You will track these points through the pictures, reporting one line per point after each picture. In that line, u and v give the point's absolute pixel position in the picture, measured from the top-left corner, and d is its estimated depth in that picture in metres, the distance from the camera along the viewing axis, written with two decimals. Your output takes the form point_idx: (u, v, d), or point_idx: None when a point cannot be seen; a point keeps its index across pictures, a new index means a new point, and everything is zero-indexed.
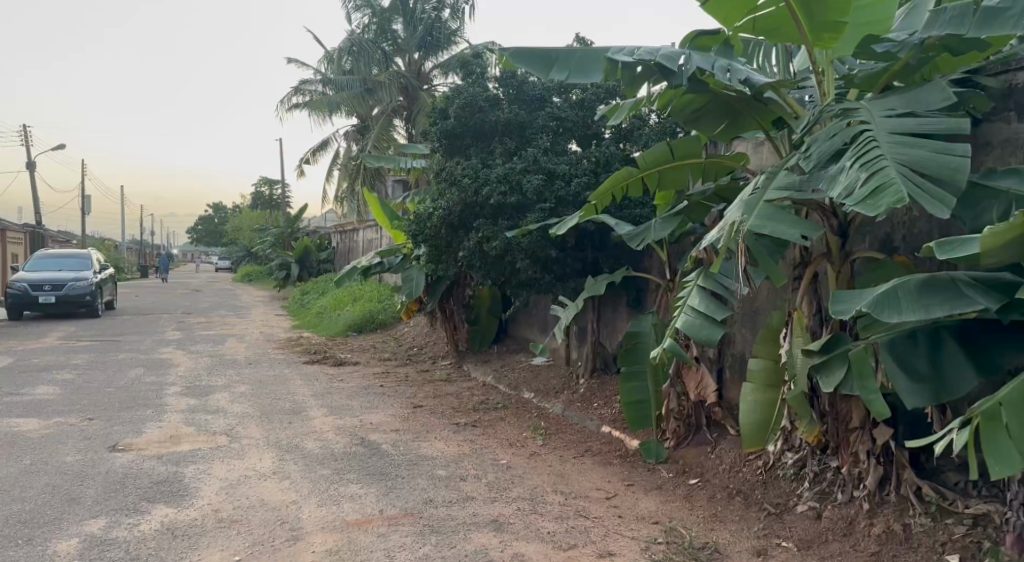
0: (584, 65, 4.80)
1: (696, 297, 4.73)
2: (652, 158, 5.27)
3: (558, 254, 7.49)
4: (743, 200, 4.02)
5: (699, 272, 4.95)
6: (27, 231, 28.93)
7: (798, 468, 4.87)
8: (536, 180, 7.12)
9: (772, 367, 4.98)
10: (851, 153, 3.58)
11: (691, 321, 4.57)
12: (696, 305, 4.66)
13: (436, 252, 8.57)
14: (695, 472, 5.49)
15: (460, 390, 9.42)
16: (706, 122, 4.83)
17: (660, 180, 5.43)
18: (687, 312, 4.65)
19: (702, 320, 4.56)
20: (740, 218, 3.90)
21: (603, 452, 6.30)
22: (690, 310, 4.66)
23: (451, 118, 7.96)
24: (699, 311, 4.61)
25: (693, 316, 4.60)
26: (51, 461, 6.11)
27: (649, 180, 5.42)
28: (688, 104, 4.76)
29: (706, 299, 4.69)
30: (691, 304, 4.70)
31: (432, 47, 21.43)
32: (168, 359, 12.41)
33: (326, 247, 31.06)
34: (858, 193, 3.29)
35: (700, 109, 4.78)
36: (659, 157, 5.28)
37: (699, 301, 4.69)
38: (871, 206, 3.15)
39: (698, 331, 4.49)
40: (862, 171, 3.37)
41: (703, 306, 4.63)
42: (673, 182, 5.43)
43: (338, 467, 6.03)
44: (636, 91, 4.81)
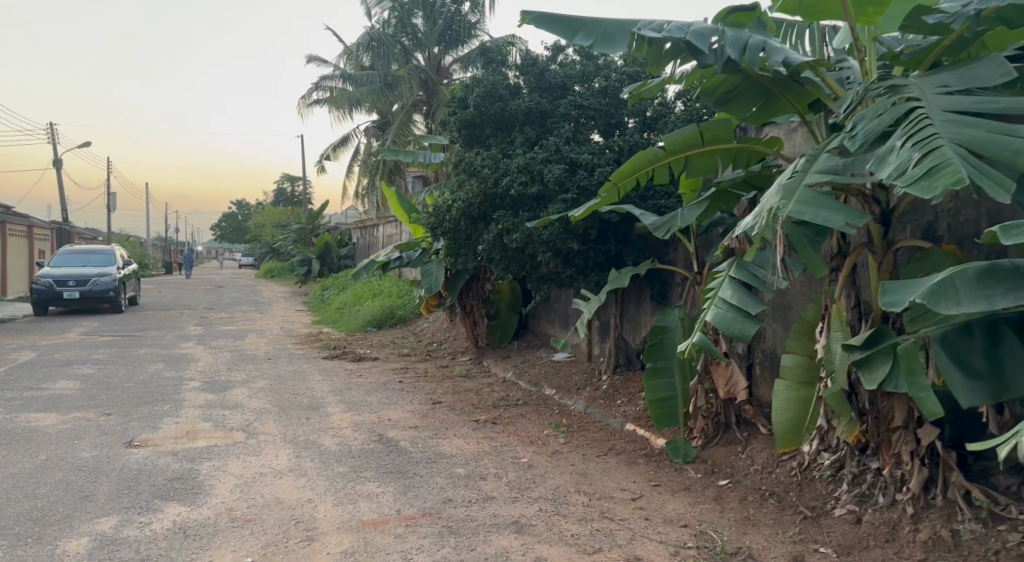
0: (610, 36, 4.55)
1: (727, 289, 4.51)
2: (679, 143, 5.02)
3: (580, 247, 7.29)
4: (781, 184, 3.79)
5: (731, 262, 4.73)
6: (53, 228, 29.26)
7: (835, 470, 4.63)
8: (558, 169, 6.90)
9: (807, 364, 4.81)
10: (901, 132, 3.35)
11: (723, 314, 4.35)
12: (727, 297, 4.44)
13: (455, 245, 8.39)
14: (725, 473, 5.26)
15: (479, 386, 9.26)
16: (736, 105, 4.59)
17: (688, 167, 5.19)
18: (718, 305, 4.43)
19: (734, 313, 4.34)
20: (779, 204, 3.67)
21: (628, 450, 6.09)
22: (721, 302, 4.44)
23: (471, 107, 7.79)
24: (731, 304, 4.39)
25: (724, 308, 4.38)
26: (67, 457, 6.02)
27: (676, 166, 5.19)
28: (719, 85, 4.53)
29: (739, 290, 4.46)
30: (722, 296, 4.48)
31: (453, 41, 21.27)
32: (188, 354, 12.38)
33: (347, 243, 31.07)
34: (911, 174, 3.06)
35: (731, 91, 4.54)
36: (687, 142, 5.03)
37: (731, 293, 4.47)
38: (926, 188, 2.92)
39: (731, 325, 4.26)
40: (916, 150, 3.14)
41: (735, 299, 4.40)
42: (702, 169, 5.19)
43: (356, 464, 5.88)
44: (662, 68, 4.56)
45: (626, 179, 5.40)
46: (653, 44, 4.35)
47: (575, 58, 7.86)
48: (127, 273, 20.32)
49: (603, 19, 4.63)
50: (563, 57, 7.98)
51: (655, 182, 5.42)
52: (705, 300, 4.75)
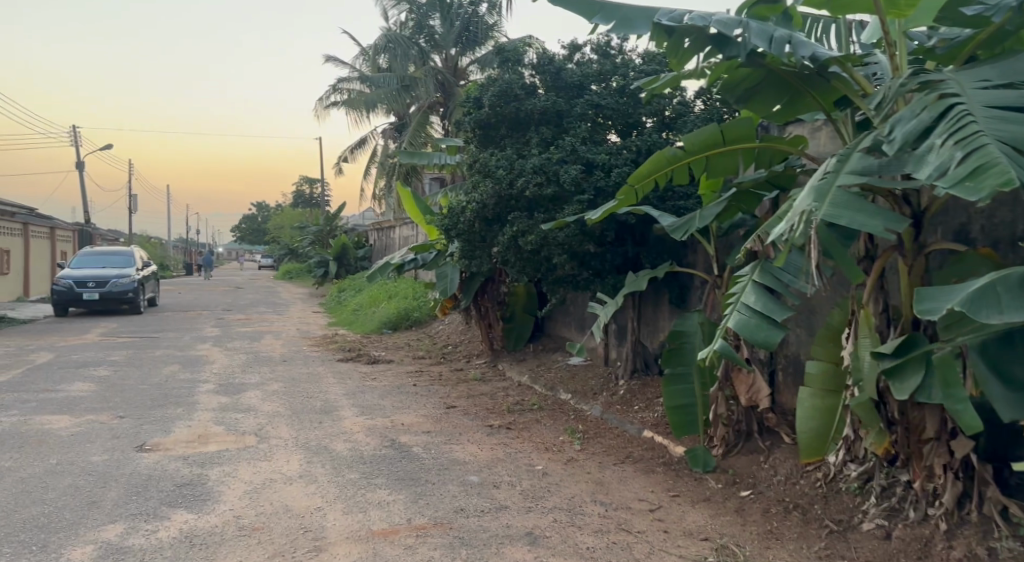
0: (630, 21, 4.35)
1: (750, 294, 4.34)
2: (700, 142, 4.86)
3: (596, 249, 7.12)
4: (812, 186, 3.61)
5: (754, 265, 4.55)
6: (76, 230, 29.61)
7: (863, 482, 4.44)
8: (575, 170, 6.74)
9: (833, 371, 4.60)
10: (942, 130, 3.17)
11: (746, 320, 4.18)
12: (751, 303, 4.27)
13: (470, 247, 8.26)
14: (746, 483, 5.09)
15: (494, 390, 9.12)
16: (760, 102, 4.42)
17: (709, 167, 5.03)
18: (741, 311, 4.26)
19: (757, 320, 4.17)
20: (810, 206, 3.49)
21: (645, 458, 5.93)
22: (744, 308, 4.26)
23: (486, 107, 7.67)
24: (754, 309, 4.22)
25: (747, 314, 4.21)
26: (77, 461, 5.97)
27: (697, 165, 5.02)
28: (742, 81, 4.36)
29: (762, 296, 4.29)
30: (745, 301, 4.31)
31: (470, 42, 21.20)
32: (203, 356, 12.36)
33: (364, 244, 31.09)
34: (954, 174, 2.88)
35: (756, 86, 4.36)
36: (708, 140, 4.86)
37: (754, 298, 4.30)
38: (971, 189, 2.75)
39: (755, 332, 4.09)
40: (959, 149, 2.97)
41: (758, 304, 4.24)
42: (724, 168, 5.02)
43: (367, 471, 5.77)
44: (682, 61, 4.39)
45: (645, 179, 5.24)
46: (673, 36, 4.19)
47: (592, 57, 7.71)
48: (146, 275, 20.44)
49: (622, 4, 4.45)
50: (579, 56, 7.83)
51: (674, 182, 5.26)
52: (727, 305, 4.58)
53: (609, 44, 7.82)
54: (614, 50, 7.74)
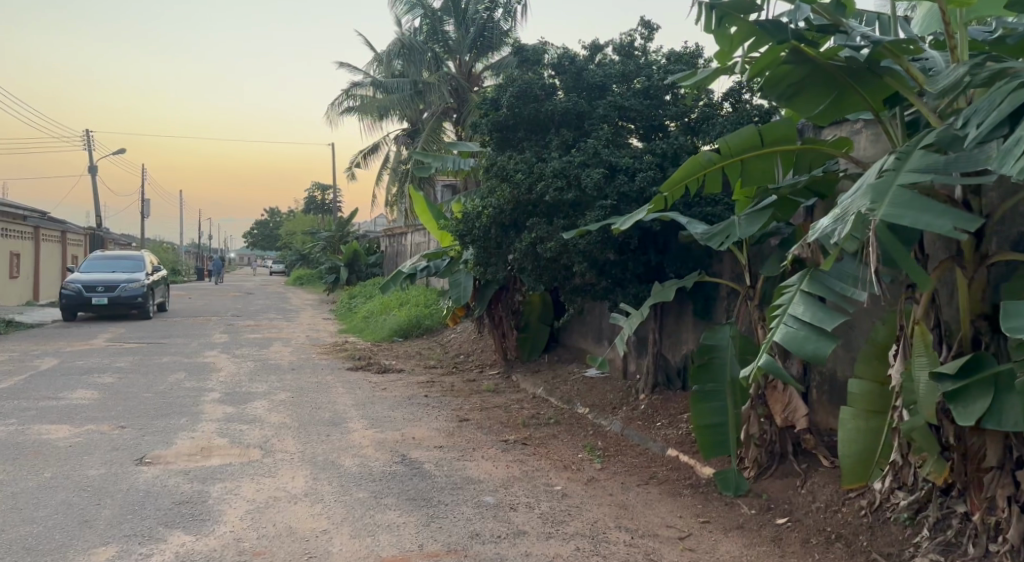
0: None
1: (798, 304, 4.02)
2: (736, 143, 4.57)
3: (617, 258, 6.81)
4: (869, 185, 3.33)
5: (803, 274, 4.22)
6: (89, 235, 29.61)
7: (913, 512, 4.07)
8: (597, 173, 6.40)
9: (878, 392, 4.37)
10: None
11: (794, 332, 3.86)
12: (799, 313, 3.96)
13: (485, 254, 7.97)
14: (782, 510, 4.75)
15: (508, 403, 8.80)
16: (802, 101, 4.12)
17: (744, 173, 4.72)
18: (788, 322, 3.95)
19: (806, 331, 3.85)
20: (868, 205, 3.21)
21: (671, 479, 5.59)
22: (791, 319, 3.95)
23: (504, 108, 7.39)
24: (802, 320, 3.90)
25: (795, 326, 3.89)
26: (73, 475, 5.70)
27: (732, 170, 4.72)
28: (783, 78, 4.06)
29: (811, 305, 3.97)
30: (792, 312, 3.99)
31: (484, 47, 20.90)
32: (211, 363, 12.09)
33: (376, 251, 30.84)
34: None
35: (798, 84, 4.06)
36: (744, 142, 4.58)
37: (802, 308, 3.98)
38: None
39: (801, 345, 3.78)
40: None
41: (807, 314, 3.92)
42: (760, 174, 4.71)
43: (376, 489, 5.46)
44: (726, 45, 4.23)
45: (675, 184, 4.95)
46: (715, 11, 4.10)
47: (615, 58, 7.45)
48: (156, 280, 20.27)
49: None
50: (601, 57, 7.57)
51: (706, 189, 4.96)
52: (773, 316, 4.26)
53: (632, 45, 7.56)
54: (637, 52, 7.49)
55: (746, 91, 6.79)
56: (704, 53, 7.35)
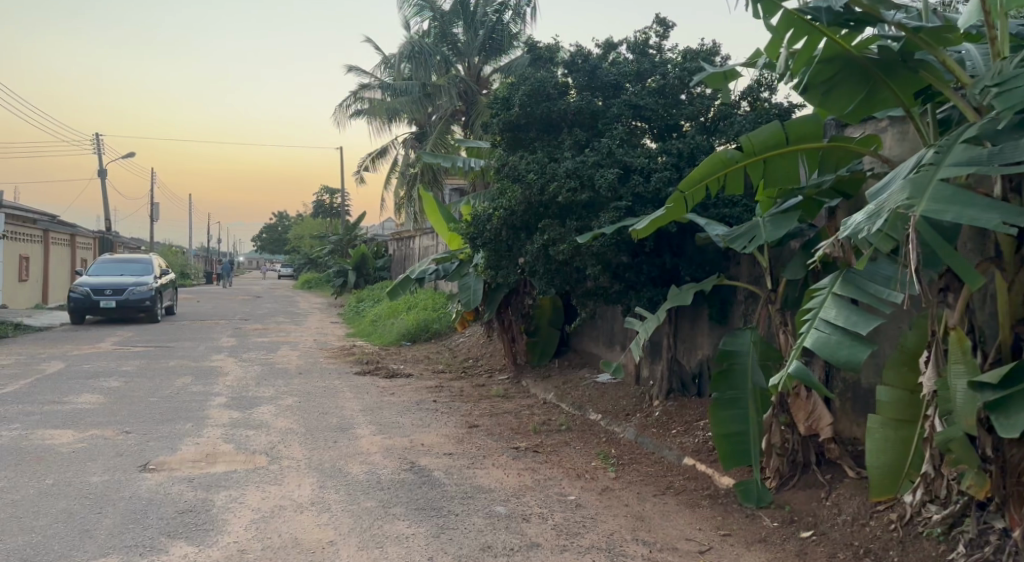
0: None
1: (831, 307, 3.90)
2: (762, 142, 4.42)
3: (630, 260, 6.65)
4: (907, 181, 3.29)
5: (834, 277, 4.10)
6: (98, 237, 29.67)
7: (947, 527, 3.89)
8: (611, 174, 6.25)
9: (906, 400, 4.20)
10: None
11: (826, 337, 3.74)
12: (831, 317, 3.84)
13: (495, 257, 7.81)
14: (806, 523, 4.57)
15: (519, 409, 8.63)
16: (836, 97, 4.10)
17: (768, 173, 4.59)
18: (820, 327, 3.83)
19: (839, 336, 3.73)
20: (907, 202, 3.18)
21: (688, 490, 5.42)
22: (823, 324, 3.83)
23: (515, 107, 7.24)
24: (835, 324, 3.78)
25: (827, 331, 3.78)
26: (75, 482, 5.56)
27: (756, 170, 4.57)
28: (819, 72, 4.05)
29: (844, 309, 3.84)
30: (824, 316, 3.88)
31: (494, 50, 20.78)
32: (217, 367, 11.96)
33: (383, 254, 30.74)
34: None
35: (833, 78, 4.05)
36: (769, 141, 4.44)
37: (835, 312, 3.86)
38: None
39: (835, 350, 3.66)
40: None
41: (840, 318, 3.80)
42: (784, 174, 4.58)
43: (384, 498, 5.30)
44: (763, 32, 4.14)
45: (695, 185, 4.78)
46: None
47: (629, 56, 7.32)
48: (164, 283, 20.21)
49: None
50: (615, 55, 7.44)
51: (728, 190, 4.80)
52: (803, 322, 4.14)
53: (647, 43, 7.43)
54: (652, 51, 7.37)
55: (765, 89, 6.64)
56: (720, 51, 7.20)
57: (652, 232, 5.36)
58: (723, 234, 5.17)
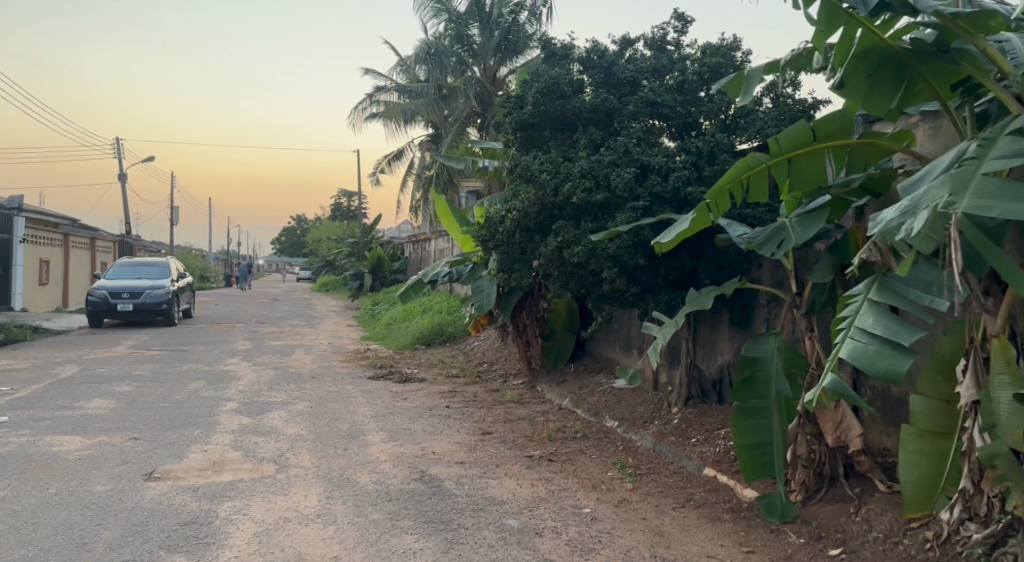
0: None
1: (868, 315, 3.68)
2: (789, 141, 4.26)
3: (647, 263, 6.44)
4: (948, 176, 3.07)
5: (870, 282, 3.88)
6: (118, 240, 29.88)
7: (988, 548, 3.58)
8: (628, 174, 6.04)
9: (943, 410, 3.95)
10: None
11: (863, 347, 3.53)
12: (868, 326, 3.62)
13: (508, 259, 7.62)
14: (835, 539, 4.33)
15: (533, 415, 8.42)
16: (877, 94, 3.98)
17: (794, 175, 4.41)
18: (856, 336, 3.61)
19: (877, 346, 3.51)
20: (948, 196, 2.96)
21: (709, 502, 5.20)
22: (859, 333, 3.61)
23: (529, 106, 7.05)
24: (873, 334, 3.56)
25: (864, 340, 3.56)
26: (78, 492, 5.43)
27: (783, 171, 4.39)
28: (859, 68, 3.95)
29: (882, 317, 3.62)
30: (861, 324, 3.65)
31: (510, 51, 20.61)
32: (230, 372, 11.86)
33: (399, 257, 30.67)
34: None
35: (872, 75, 3.95)
36: (796, 140, 4.28)
37: (872, 320, 3.63)
38: None
39: (874, 361, 3.44)
40: None
41: (878, 327, 3.57)
42: (811, 175, 4.41)
43: (392, 510, 5.11)
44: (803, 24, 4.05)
45: (719, 190, 4.58)
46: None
47: (646, 52, 7.12)
48: (180, 286, 20.22)
49: None
50: (632, 52, 7.24)
51: (752, 193, 4.60)
52: (837, 331, 3.92)
53: (665, 39, 7.22)
54: (670, 47, 7.16)
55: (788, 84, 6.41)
56: (741, 46, 6.97)
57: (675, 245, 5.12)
58: (746, 236, 4.96)
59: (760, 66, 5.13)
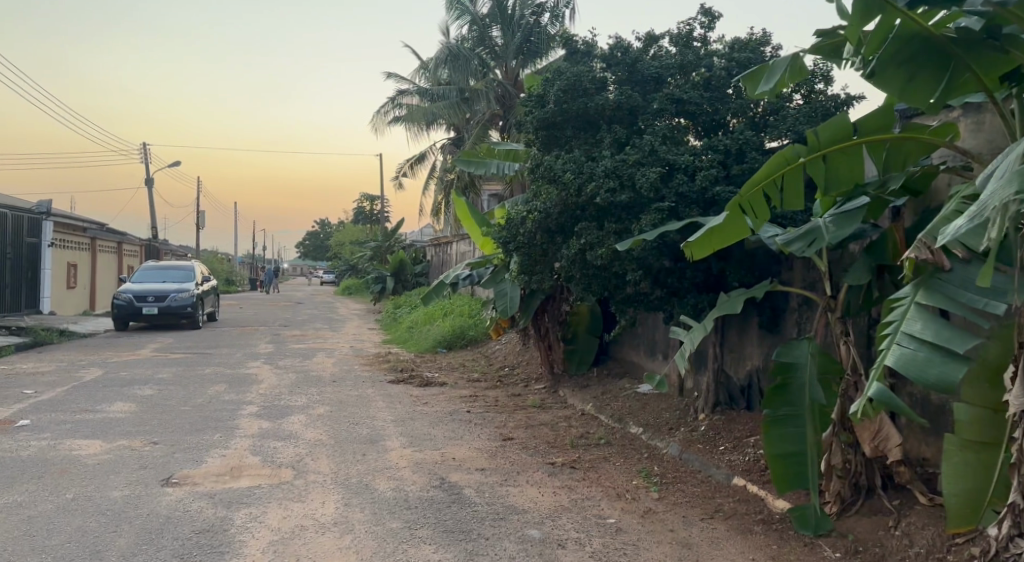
0: None
1: (915, 320, 3.48)
2: (828, 134, 4.11)
3: (673, 265, 6.26)
4: (1013, 172, 2.85)
5: (917, 285, 3.68)
6: (146, 244, 30.23)
7: None
8: (653, 173, 5.86)
9: (989, 419, 3.74)
10: None
11: (911, 355, 3.33)
12: (916, 331, 3.42)
13: (530, 262, 7.47)
14: (873, 554, 4.12)
15: (555, 420, 8.26)
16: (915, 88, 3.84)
17: (831, 173, 4.23)
18: (902, 342, 3.41)
19: (927, 353, 3.31)
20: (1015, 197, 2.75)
21: (739, 514, 5.00)
22: (906, 339, 3.41)
23: (550, 104, 6.91)
24: (922, 340, 3.36)
25: (912, 347, 3.36)
26: (95, 497, 5.38)
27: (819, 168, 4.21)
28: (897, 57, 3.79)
29: (931, 322, 3.42)
30: (908, 330, 3.45)
31: (532, 52, 20.52)
32: (252, 375, 11.83)
33: (422, 260, 30.66)
34: None
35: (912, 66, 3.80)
36: (834, 134, 4.12)
37: (920, 325, 3.43)
38: None
39: (925, 368, 3.25)
40: None
41: (927, 333, 3.37)
42: (849, 174, 4.23)
43: (411, 519, 4.98)
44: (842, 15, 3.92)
45: (753, 189, 4.40)
46: None
47: (671, 49, 6.95)
48: (205, 289, 20.35)
49: None
50: (656, 48, 7.06)
51: (787, 195, 4.41)
52: (884, 338, 3.72)
53: (691, 35, 7.04)
54: (696, 43, 6.97)
55: (820, 79, 6.20)
56: (770, 41, 6.76)
57: (704, 253, 4.89)
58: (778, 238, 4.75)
59: (785, 57, 4.97)
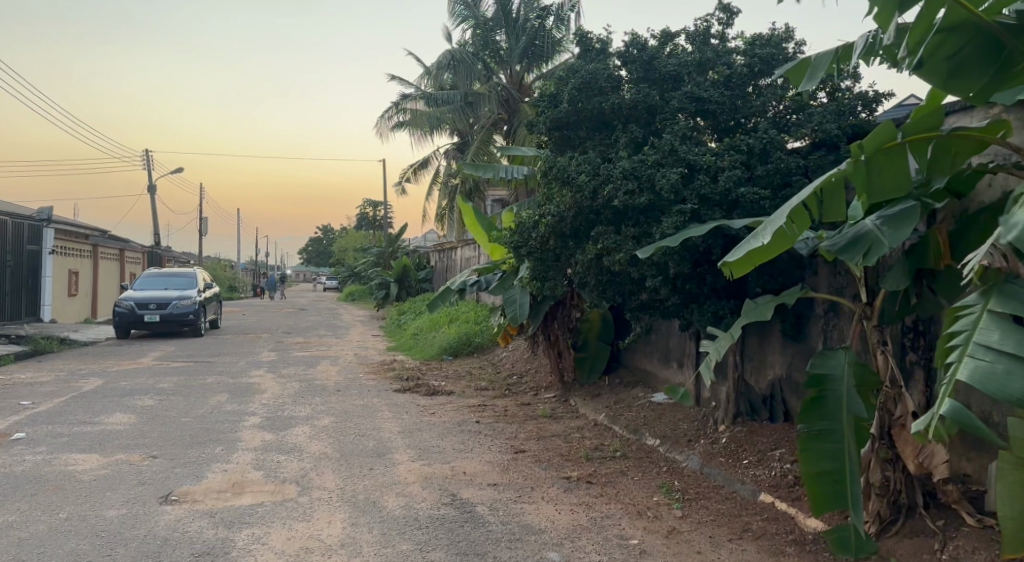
0: None
1: (992, 330, 3.24)
2: (875, 142, 3.90)
3: (694, 270, 5.99)
4: None
5: (989, 295, 3.46)
6: (147, 250, 29.99)
7: None
8: (674, 174, 5.62)
9: None
10: None
11: (988, 368, 3.07)
12: (992, 342, 3.18)
13: (542, 268, 7.22)
14: None
15: (568, 431, 7.99)
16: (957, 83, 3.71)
17: (874, 180, 4.01)
18: (977, 354, 3.16)
19: (1006, 365, 3.07)
20: None
21: (770, 534, 4.72)
22: (980, 351, 3.17)
23: (565, 105, 6.68)
24: (1000, 352, 3.12)
25: (989, 359, 3.11)
26: (90, 517, 5.12)
27: (863, 175, 3.98)
28: (939, 47, 3.65)
29: (1010, 333, 3.19)
30: (983, 340, 3.21)
31: (536, 56, 20.32)
32: (254, 384, 11.55)
33: (425, 265, 30.42)
34: None
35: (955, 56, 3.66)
36: (881, 139, 3.89)
37: (998, 336, 3.20)
38: None
39: (1006, 382, 2.99)
40: None
41: (1006, 344, 3.13)
42: (893, 180, 4.01)
43: (423, 540, 4.71)
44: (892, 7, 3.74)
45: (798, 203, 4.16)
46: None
47: (688, 46, 6.72)
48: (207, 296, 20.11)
49: None
50: (673, 46, 6.82)
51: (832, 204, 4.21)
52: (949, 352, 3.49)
53: (708, 32, 6.80)
54: (713, 40, 6.74)
55: (847, 76, 5.99)
56: (793, 37, 6.51)
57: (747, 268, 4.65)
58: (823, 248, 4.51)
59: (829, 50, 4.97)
